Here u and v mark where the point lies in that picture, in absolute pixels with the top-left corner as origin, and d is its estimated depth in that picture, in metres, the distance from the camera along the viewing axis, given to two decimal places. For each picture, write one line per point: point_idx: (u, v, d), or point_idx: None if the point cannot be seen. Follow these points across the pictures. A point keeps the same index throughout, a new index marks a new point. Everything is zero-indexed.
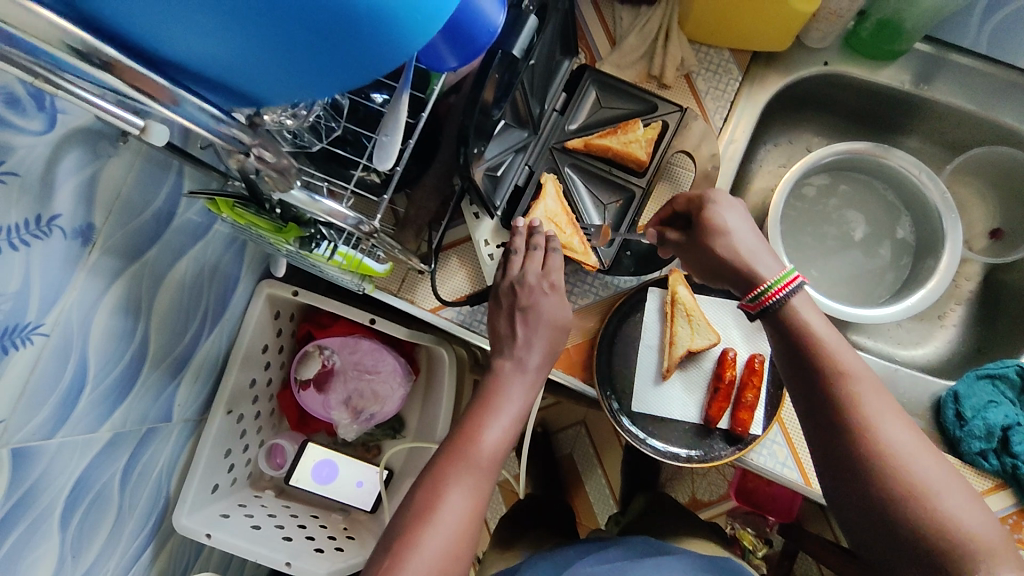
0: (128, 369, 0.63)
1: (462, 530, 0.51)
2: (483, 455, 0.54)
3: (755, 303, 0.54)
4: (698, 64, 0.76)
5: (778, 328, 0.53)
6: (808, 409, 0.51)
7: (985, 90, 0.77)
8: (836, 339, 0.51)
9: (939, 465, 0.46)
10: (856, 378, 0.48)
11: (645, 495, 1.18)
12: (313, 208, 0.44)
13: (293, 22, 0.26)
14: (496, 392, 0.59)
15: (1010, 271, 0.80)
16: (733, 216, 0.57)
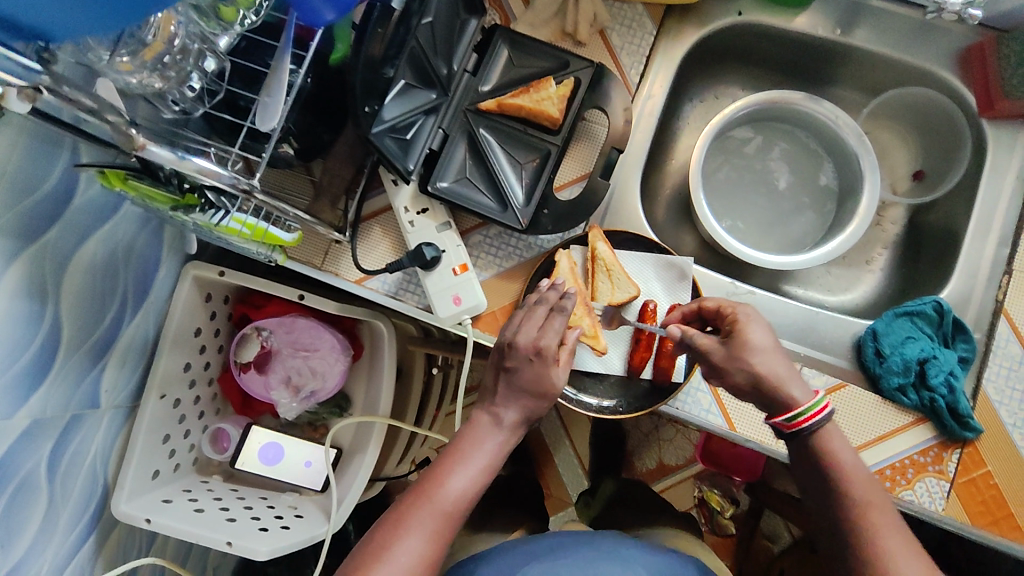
0: (41, 353, 0.62)
1: (415, 572, 0.52)
2: (449, 500, 0.55)
3: (790, 424, 0.56)
4: (612, 19, 0.76)
5: (803, 448, 0.57)
6: (829, 529, 0.55)
7: (901, 32, 0.77)
8: (863, 475, 0.54)
9: None
10: (879, 520, 0.52)
11: (614, 480, 1.17)
12: (182, 166, 0.44)
13: None
14: (469, 437, 0.59)
15: (931, 212, 0.81)
16: (760, 331, 0.58)
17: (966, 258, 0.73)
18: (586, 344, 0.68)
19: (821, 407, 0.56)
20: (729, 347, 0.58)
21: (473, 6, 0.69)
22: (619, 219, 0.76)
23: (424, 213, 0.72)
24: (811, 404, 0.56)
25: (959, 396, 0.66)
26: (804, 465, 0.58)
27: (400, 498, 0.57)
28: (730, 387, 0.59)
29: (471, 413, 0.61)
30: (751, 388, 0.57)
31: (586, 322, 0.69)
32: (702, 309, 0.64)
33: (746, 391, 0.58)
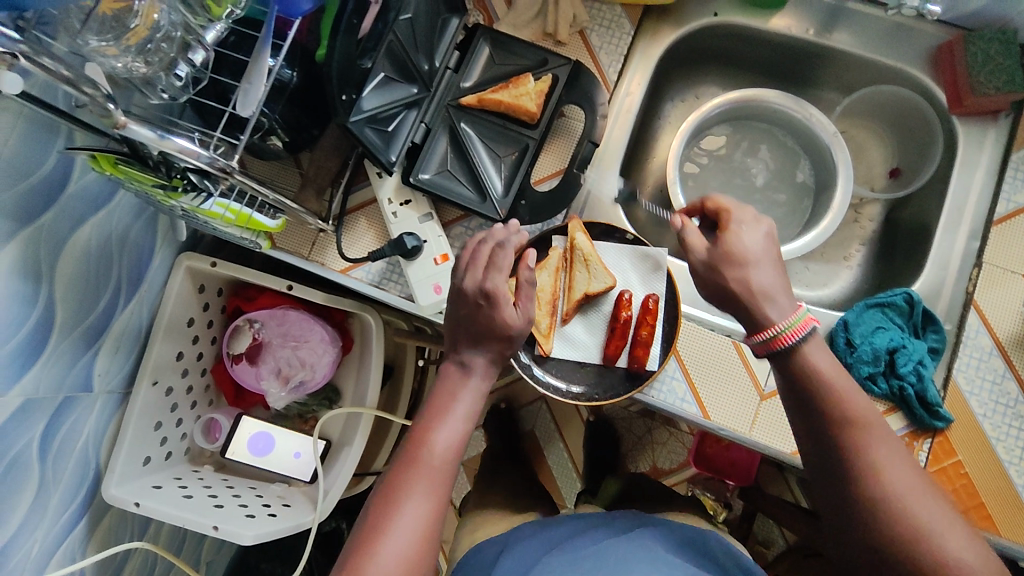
0: (35, 334, 0.65)
1: (423, 530, 0.54)
2: (435, 454, 0.57)
3: (763, 346, 0.56)
4: (592, 20, 0.79)
5: (784, 366, 0.56)
6: (812, 445, 0.55)
7: (873, 33, 0.79)
8: (844, 377, 0.54)
9: (940, 507, 0.49)
10: (865, 425, 0.52)
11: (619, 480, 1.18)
12: (162, 146, 0.47)
13: None
14: (445, 394, 0.61)
15: (906, 208, 0.82)
16: (748, 240, 0.58)
17: (938, 251, 0.74)
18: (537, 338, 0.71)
19: (802, 325, 0.55)
20: (712, 258, 0.59)
21: (455, 5, 0.72)
22: (597, 213, 0.78)
23: (407, 205, 0.75)
24: (791, 322, 0.55)
25: (927, 384, 0.67)
26: (782, 376, 0.57)
27: (392, 465, 0.58)
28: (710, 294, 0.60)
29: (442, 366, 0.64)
30: (724, 300, 0.59)
31: (544, 320, 0.71)
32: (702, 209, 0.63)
33: (723, 302, 0.59)
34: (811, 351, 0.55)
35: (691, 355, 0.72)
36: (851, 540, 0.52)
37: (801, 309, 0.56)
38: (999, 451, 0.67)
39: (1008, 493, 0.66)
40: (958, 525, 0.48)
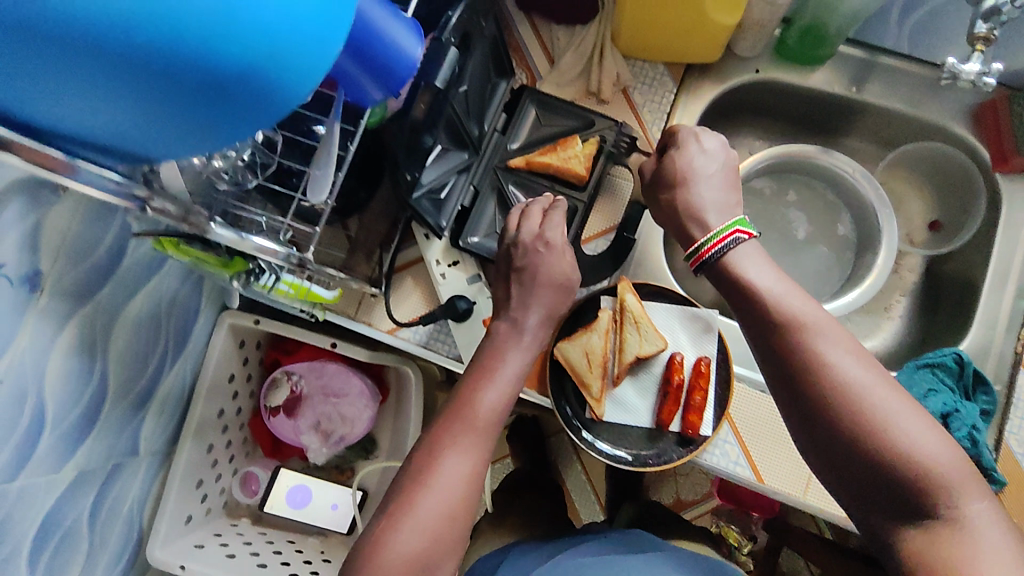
0: (88, 408, 0.65)
1: (462, 491, 0.52)
2: (481, 415, 0.56)
3: (693, 260, 0.59)
4: (635, 78, 0.79)
5: (717, 277, 0.57)
6: (764, 355, 0.53)
7: (912, 88, 0.79)
8: (775, 282, 0.53)
9: (897, 395, 0.47)
10: (806, 322, 0.50)
11: (633, 504, 1.18)
12: (241, 246, 0.45)
13: (193, 91, 0.28)
14: (496, 354, 0.61)
15: (949, 263, 0.83)
16: (693, 160, 0.64)
17: (984, 310, 0.75)
18: (589, 404, 0.71)
19: (724, 237, 0.57)
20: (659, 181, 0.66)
21: (502, 69, 0.72)
22: (643, 272, 0.78)
23: (455, 265, 0.75)
24: (713, 234, 0.58)
25: (981, 449, 0.67)
26: (725, 294, 0.56)
27: (433, 423, 0.57)
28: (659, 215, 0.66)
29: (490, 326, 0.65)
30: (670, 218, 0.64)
31: (596, 385, 0.71)
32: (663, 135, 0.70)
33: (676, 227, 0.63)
34: (730, 265, 0.56)
35: (742, 417, 0.73)
36: (810, 446, 0.49)
37: (727, 223, 0.59)
38: None
39: None
40: (916, 412, 0.46)
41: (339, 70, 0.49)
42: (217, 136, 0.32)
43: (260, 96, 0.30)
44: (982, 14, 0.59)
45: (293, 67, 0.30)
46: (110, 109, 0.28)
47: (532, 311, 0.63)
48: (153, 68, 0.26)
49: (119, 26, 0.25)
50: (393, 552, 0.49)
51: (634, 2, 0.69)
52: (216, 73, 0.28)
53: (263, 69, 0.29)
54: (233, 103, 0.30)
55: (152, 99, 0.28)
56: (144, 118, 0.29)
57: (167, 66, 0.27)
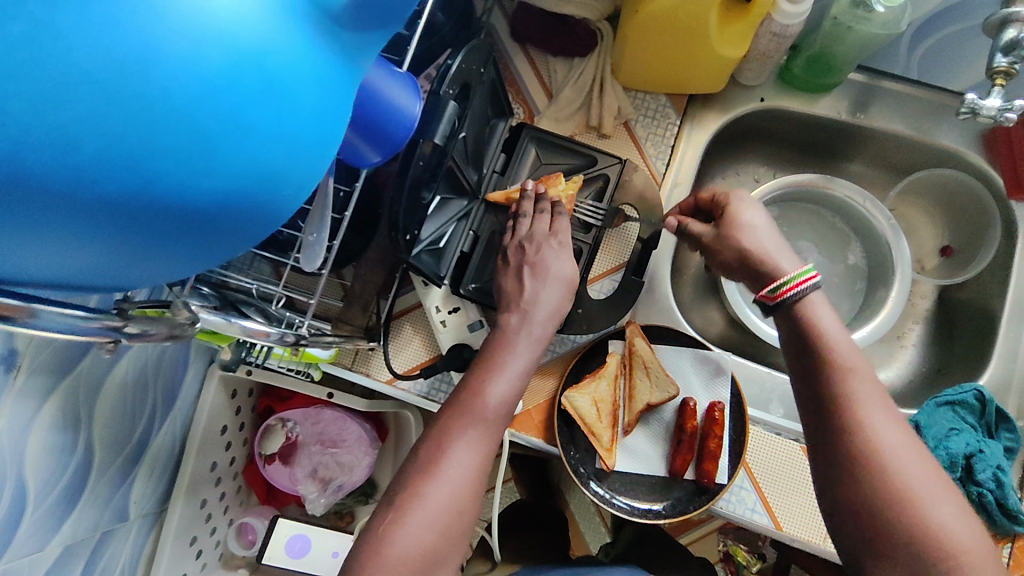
0: (73, 480, 0.61)
1: (469, 484, 0.47)
2: (490, 409, 0.50)
3: (773, 295, 0.53)
4: (636, 111, 0.77)
5: (790, 322, 0.53)
6: (808, 409, 0.50)
7: (920, 113, 0.77)
8: (845, 337, 0.50)
9: (928, 470, 0.44)
10: (856, 376, 0.48)
11: (634, 527, 1.14)
12: (231, 329, 0.42)
13: (183, 218, 0.26)
14: (502, 343, 0.54)
15: (962, 290, 0.80)
16: (753, 212, 0.59)
17: (1003, 342, 0.73)
18: (601, 455, 0.67)
19: (811, 276, 0.53)
20: (720, 230, 0.60)
21: (500, 109, 0.69)
22: (650, 311, 0.76)
23: (456, 312, 0.71)
24: (798, 272, 0.53)
25: (1007, 491, 0.65)
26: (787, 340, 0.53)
27: (439, 411, 0.51)
28: (721, 266, 0.60)
29: (496, 320, 0.57)
30: (740, 267, 0.58)
31: (605, 436, 0.68)
32: (697, 200, 0.66)
33: (737, 271, 0.58)
34: (807, 311, 0.52)
35: (759, 464, 0.69)
36: (832, 509, 0.47)
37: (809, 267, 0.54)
38: None
39: None
40: (947, 493, 0.44)
41: None
42: (207, 258, 0.30)
43: (250, 213, 0.28)
44: (1002, 47, 0.58)
45: (282, 181, 0.28)
46: (93, 258, 0.26)
47: (541, 302, 0.57)
48: (141, 209, 0.25)
49: (94, 179, 0.23)
50: (394, 553, 0.44)
51: (635, 36, 0.66)
52: (200, 201, 0.26)
53: (252, 179, 0.27)
54: (220, 225, 0.28)
55: (137, 242, 0.26)
56: (128, 259, 0.27)
57: (154, 204, 0.25)
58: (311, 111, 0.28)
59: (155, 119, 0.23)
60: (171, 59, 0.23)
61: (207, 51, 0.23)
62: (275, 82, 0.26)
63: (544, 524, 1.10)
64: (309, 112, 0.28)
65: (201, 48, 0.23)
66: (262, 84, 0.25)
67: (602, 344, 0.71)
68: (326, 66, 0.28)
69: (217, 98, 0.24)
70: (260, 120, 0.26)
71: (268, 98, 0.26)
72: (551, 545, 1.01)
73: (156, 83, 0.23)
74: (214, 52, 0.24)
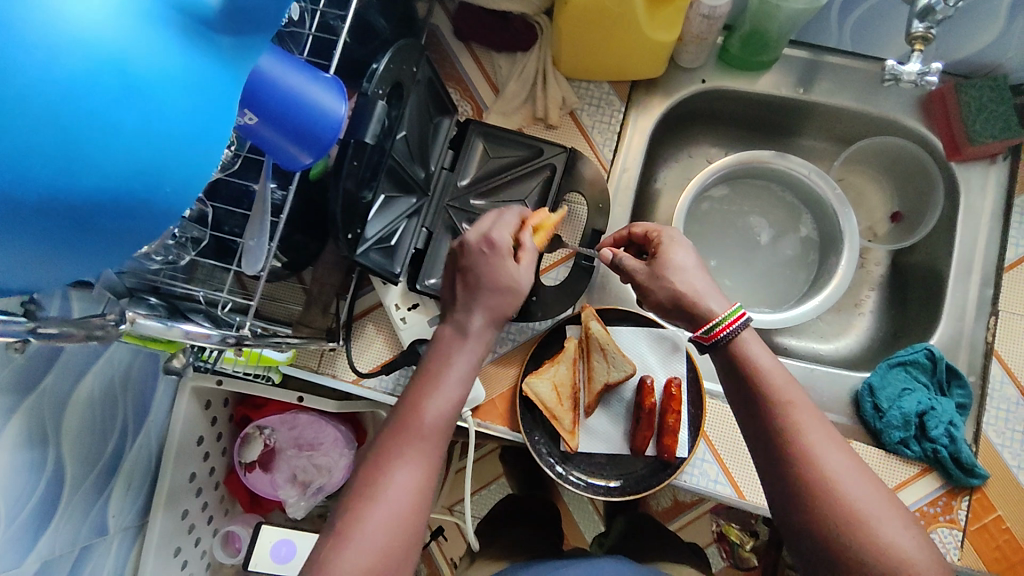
0: (46, 495, 0.62)
1: (412, 501, 0.49)
2: (428, 425, 0.52)
3: (709, 335, 0.55)
4: (581, 100, 0.79)
5: (726, 362, 0.54)
6: (753, 439, 0.52)
7: (860, 85, 0.79)
8: (782, 376, 0.51)
9: (875, 488, 0.47)
10: (800, 408, 0.50)
11: (625, 515, 1.16)
12: (170, 335, 0.43)
13: (60, 217, 0.28)
14: (439, 356, 0.56)
15: (912, 254, 0.82)
16: (683, 251, 0.60)
17: (952, 300, 0.74)
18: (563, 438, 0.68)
19: (742, 313, 0.54)
20: (652, 268, 0.60)
21: (444, 106, 0.71)
22: (606, 294, 0.77)
23: (415, 308, 0.73)
24: (728, 312, 0.54)
25: (960, 445, 0.67)
26: (723, 372, 0.55)
27: (380, 433, 0.53)
28: (655, 307, 0.60)
29: (436, 330, 0.59)
30: (674, 308, 0.58)
31: (566, 419, 0.69)
32: (630, 235, 0.66)
33: (668, 311, 0.59)
34: (740, 349, 0.53)
35: (718, 434, 0.71)
36: (791, 533, 0.49)
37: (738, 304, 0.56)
38: None
39: None
40: (898, 512, 0.46)
41: (263, 141, 0.47)
42: (107, 261, 0.32)
43: (136, 215, 0.30)
44: (918, 13, 0.60)
45: (162, 181, 0.30)
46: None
47: (476, 315, 0.57)
48: (16, 208, 0.27)
49: None
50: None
51: (569, 28, 0.68)
52: (75, 200, 0.28)
53: (127, 179, 0.28)
54: (107, 225, 0.29)
55: (23, 239, 0.28)
56: (22, 256, 0.29)
57: (27, 203, 0.27)
58: (185, 112, 0.29)
59: (16, 122, 0.25)
60: (31, 67, 0.25)
61: (62, 60, 0.26)
62: (139, 85, 0.28)
63: (531, 516, 1.11)
64: (183, 113, 0.29)
65: (58, 57, 0.26)
66: (127, 87, 0.27)
67: (560, 330, 0.73)
68: (197, 68, 0.30)
69: (78, 100, 0.26)
70: (128, 121, 0.28)
71: (132, 100, 0.27)
72: (536, 535, 1.02)
73: (15, 87, 0.25)
74: (71, 57, 0.26)
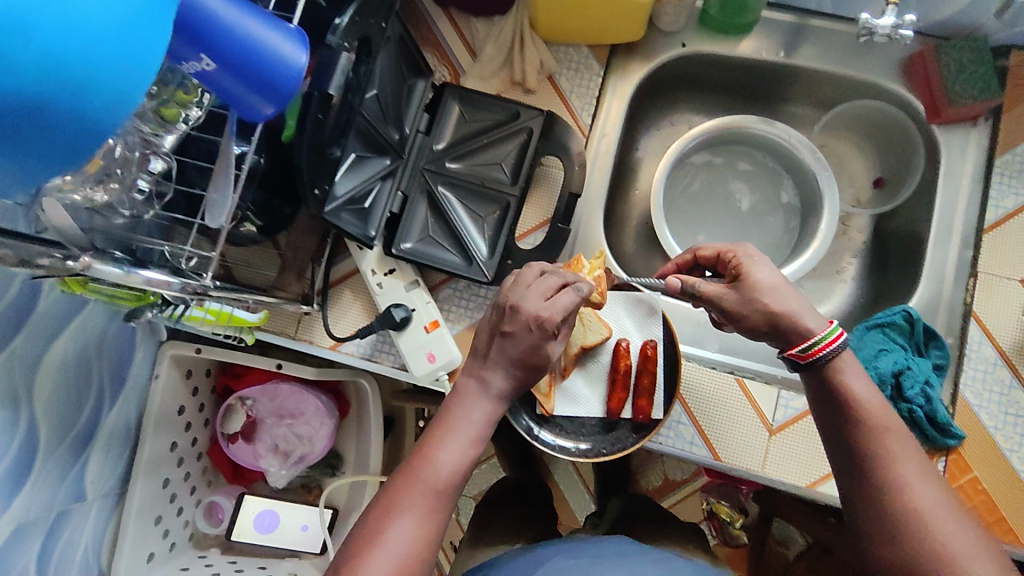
0: (19, 456, 0.62)
1: (415, 554, 0.47)
2: (440, 478, 0.49)
3: (806, 354, 0.54)
4: (559, 64, 0.78)
5: (820, 384, 0.54)
6: (843, 472, 0.52)
7: (844, 48, 0.78)
8: (882, 405, 0.51)
9: (961, 523, 0.46)
10: (896, 436, 0.50)
11: (621, 497, 1.13)
12: (130, 280, 0.44)
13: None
14: (455, 407, 0.53)
15: (893, 218, 0.82)
16: (765, 269, 0.59)
17: (931, 261, 0.74)
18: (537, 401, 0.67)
19: (839, 333, 0.54)
20: (741, 292, 0.59)
21: (418, 67, 0.70)
22: (585, 258, 0.77)
23: (392, 273, 0.72)
24: (826, 332, 0.54)
25: (936, 405, 0.67)
26: (819, 397, 0.55)
27: (389, 480, 0.51)
28: (746, 329, 0.59)
29: (457, 383, 0.56)
30: (769, 328, 0.57)
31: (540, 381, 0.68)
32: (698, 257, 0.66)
33: (759, 331, 0.58)
34: (840, 370, 0.54)
35: (694, 396, 0.71)
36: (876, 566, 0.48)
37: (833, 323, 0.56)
38: (1013, 461, 0.67)
39: None
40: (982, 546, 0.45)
41: (221, 89, 0.47)
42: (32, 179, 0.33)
43: (60, 122, 0.31)
44: None
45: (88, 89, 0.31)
46: None
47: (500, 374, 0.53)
48: None
49: None
50: None
51: None
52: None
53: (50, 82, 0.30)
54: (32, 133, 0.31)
55: None
56: None
57: None
58: (106, 28, 0.31)
59: None
60: None
61: None
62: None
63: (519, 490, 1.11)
64: (105, 28, 0.31)
65: None
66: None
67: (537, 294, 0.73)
68: None
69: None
70: (49, 27, 0.30)
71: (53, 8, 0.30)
72: (524, 511, 1.02)
73: None
74: None
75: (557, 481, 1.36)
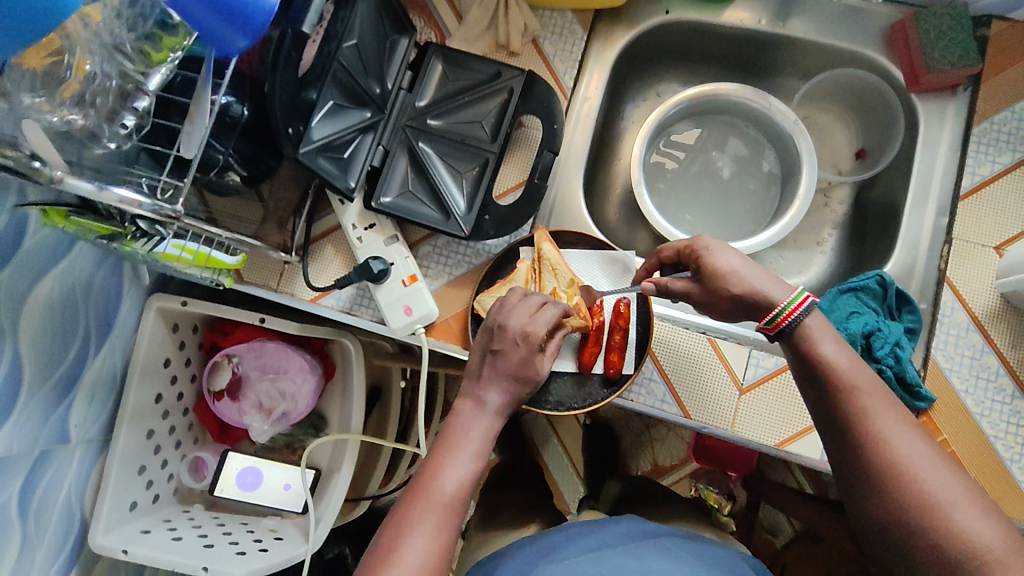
0: (4, 389, 0.63)
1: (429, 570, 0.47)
2: (447, 492, 0.50)
3: (773, 325, 0.55)
4: (544, 28, 0.79)
5: (793, 351, 0.54)
6: (828, 431, 0.52)
7: (827, 17, 0.79)
8: (851, 364, 0.51)
9: (954, 475, 0.46)
10: (868, 392, 0.50)
11: (620, 481, 1.12)
12: (103, 197, 0.47)
13: None
14: (457, 427, 0.54)
15: (874, 188, 0.83)
16: (726, 255, 0.59)
17: (908, 227, 0.74)
18: None
19: (804, 297, 0.54)
20: (707, 287, 0.60)
21: (400, 25, 0.72)
22: (564, 220, 0.78)
23: (372, 228, 0.73)
24: (790, 298, 0.55)
25: (905, 365, 0.67)
26: (795, 365, 0.55)
27: (396, 504, 0.51)
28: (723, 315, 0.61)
29: (454, 406, 0.57)
30: (743, 308, 0.58)
31: None
32: (660, 258, 0.66)
33: (741, 313, 0.59)
34: (809, 334, 0.54)
35: (667, 354, 0.71)
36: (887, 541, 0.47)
37: (798, 288, 0.56)
38: (984, 425, 0.67)
39: (997, 468, 0.66)
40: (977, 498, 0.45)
41: (195, 21, 0.48)
42: None
43: None
44: None
45: None
46: None
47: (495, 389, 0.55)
48: None
49: None
50: None
51: None
52: None
53: None
54: None
55: None
56: None
57: None
58: None
59: None
60: None
61: None
62: None
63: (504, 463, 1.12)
64: None
65: None
66: None
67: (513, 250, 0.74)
68: None
69: None
70: None
71: None
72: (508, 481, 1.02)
73: None
74: None
75: (546, 463, 1.31)
